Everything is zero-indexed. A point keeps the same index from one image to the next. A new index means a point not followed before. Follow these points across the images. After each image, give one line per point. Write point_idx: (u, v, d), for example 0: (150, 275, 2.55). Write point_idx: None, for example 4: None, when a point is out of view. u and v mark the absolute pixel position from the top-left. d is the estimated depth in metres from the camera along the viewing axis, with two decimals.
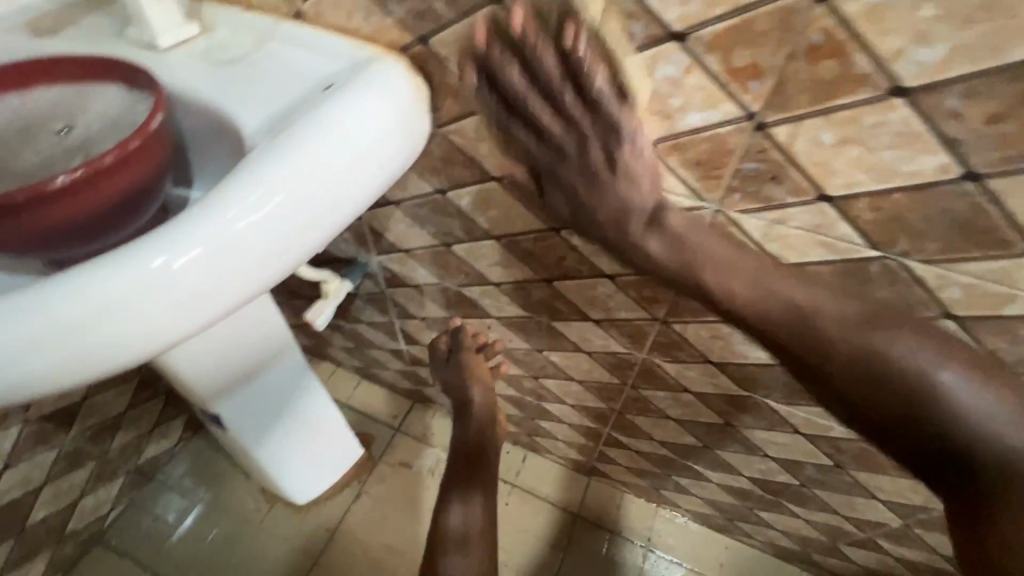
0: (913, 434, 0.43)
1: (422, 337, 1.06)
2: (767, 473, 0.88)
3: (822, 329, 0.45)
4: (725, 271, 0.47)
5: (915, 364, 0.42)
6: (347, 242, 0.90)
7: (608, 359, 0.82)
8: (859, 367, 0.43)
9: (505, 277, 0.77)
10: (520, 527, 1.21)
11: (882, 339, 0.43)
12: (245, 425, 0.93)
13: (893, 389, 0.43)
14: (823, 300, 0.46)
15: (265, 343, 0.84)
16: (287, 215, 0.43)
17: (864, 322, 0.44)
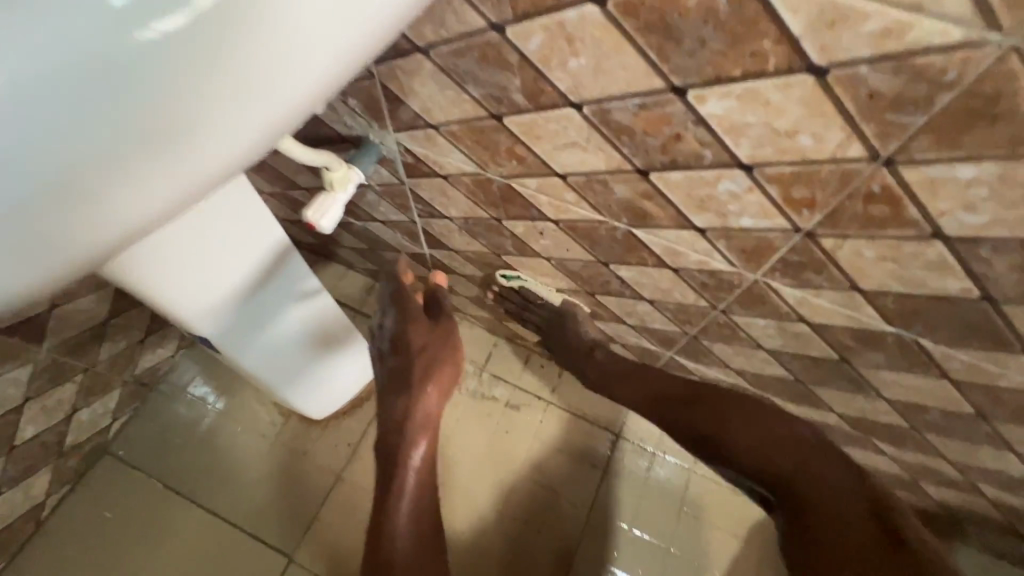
0: (736, 470, 0.66)
1: (450, 240, 0.87)
2: (868, 412, 0.74)
3: (666, 395, 0.72)
4: (618, 378, 0.79)
5: (714, 422, 0.66)
6: (354, 115, 0.67)
7: (699, 279, 0.64)
8: (727, 455, 0.65)
9: (575, 166, 0.56)
10: (556, 445, 1.12)
11: (700, 407, 0.68)
12: (238, 336, 0.78)
13: (708, 442, 0.66)
14: (695, 414, 0.68)
15: (248, 233, 0.67)
16: (233, 34, 0.23)
17: (694, 396, 0.70)
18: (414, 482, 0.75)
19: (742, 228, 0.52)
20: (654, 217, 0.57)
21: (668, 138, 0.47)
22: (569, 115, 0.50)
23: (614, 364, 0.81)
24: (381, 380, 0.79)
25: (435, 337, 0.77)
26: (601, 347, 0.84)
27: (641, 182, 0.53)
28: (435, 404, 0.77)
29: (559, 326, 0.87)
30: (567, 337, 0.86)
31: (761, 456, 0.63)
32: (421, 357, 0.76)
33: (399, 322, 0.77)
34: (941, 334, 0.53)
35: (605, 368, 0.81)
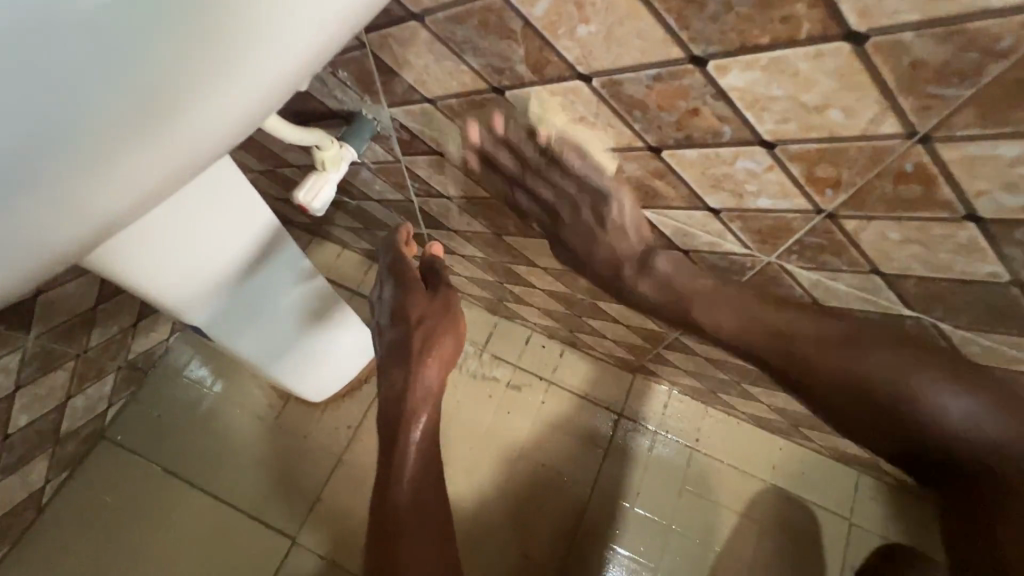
0: (894, 424, 0.53)
1: (449, 220, 0.84)
2: None
3: (807, 353, 0.54)
4: (712, 311, 0.58)
5: (915, 385, 0.50)
6: (345, 88, 0.63)
7: (710, 262, 0.61)
8: (850, 388, 0.53)
9: (582, 144, 0.52)
10: (558, 425, 1.11)
11: (856, 356, 0.52)
12: (230, 319, 0.77)
13: (872, 396, 0.52)
14: (800, 318, 0.55)
15: (231, 221, 0.64)
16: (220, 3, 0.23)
17: (853, 343, 0.53)
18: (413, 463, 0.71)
19: (760, 209, 0.49)
20: (665, 197, 0.54)
21: (684, 113, 0.43)
22: (577, 87, 0.46)
23: (683, 276, 0.59)
24: (381, 355, 0.76)
25: (434, 308, 0.72)
26: (658, 256, 0.59)
27: (652, 160, 0.50)
28: (435, 377, 0.73)
29: (589, 235, 0.59)
30: (599, 254, 0.60)
31: (921, 410, 0.51)
32: (417, 329, 0.72)
33: (398, 292, 0.73)
34: (964, 318, 0.51)
35: (671, 283, 0.59)
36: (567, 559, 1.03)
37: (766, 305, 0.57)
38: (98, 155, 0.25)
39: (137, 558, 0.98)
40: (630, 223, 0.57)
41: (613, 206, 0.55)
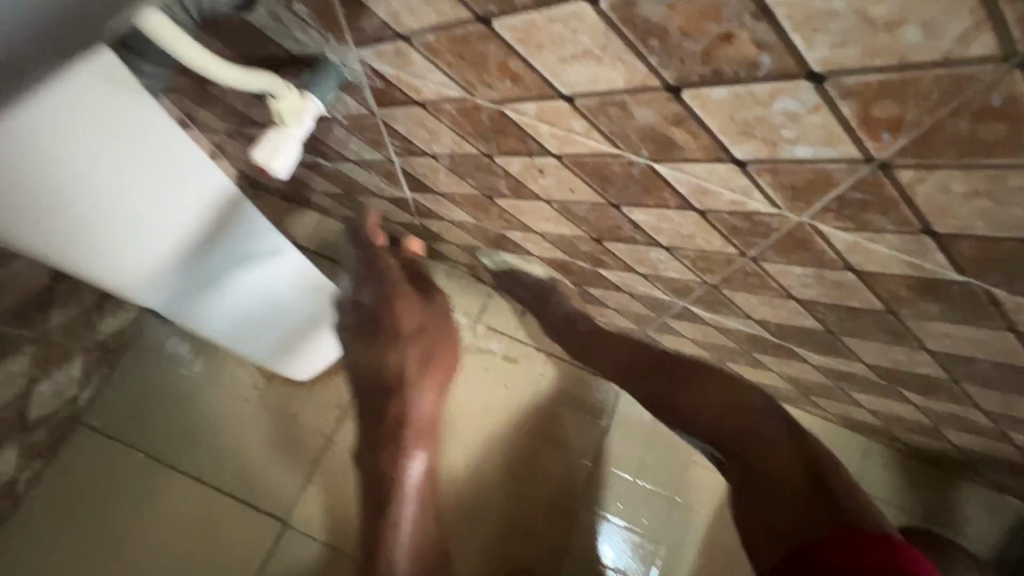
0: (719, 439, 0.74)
1: (435, 183, 0.76)
2: (904, 363, 0.68)
3: (682, 402, 0.78)
4: (617, 364, 0.90)
5: (726, 431, 0.73)
6: (304, 25, 0.53)
7: (729, 224, 0.54)
8: (691, 420, 0.77)
9: (586, 86, 0.44)
10: (557, 400, 1.06)
11: (701, 386, 0.77)
12: (189, 293, 0.70)
13: (706, 424, 0.75)
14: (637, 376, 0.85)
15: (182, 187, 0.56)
16: None
17: (676, 381, 0.80)
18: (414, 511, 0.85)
19: (795, 160, 0.42)
20: (682, 150, 0.46)
21: (714, 41, 0.35)
22: (580, 12, 0.38)
23: (607, 346, 0.90)
24: (366, 375, 0.86)
25: (420, 318, 0.84)
26: (582, 320, 0.94)
27: (669, 104, 0.42)
28: (428, 406, 0.86)
29: (548, 302, 0.96)
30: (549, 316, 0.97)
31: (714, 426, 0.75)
32: (411, 337, 0.83)
33: (377, 308, 0.81)
34: (1021, 284, 0.45)
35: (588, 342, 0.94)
36: (569, 536, 1.00)
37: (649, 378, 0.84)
38: None
39: (122, 546, 0.94)
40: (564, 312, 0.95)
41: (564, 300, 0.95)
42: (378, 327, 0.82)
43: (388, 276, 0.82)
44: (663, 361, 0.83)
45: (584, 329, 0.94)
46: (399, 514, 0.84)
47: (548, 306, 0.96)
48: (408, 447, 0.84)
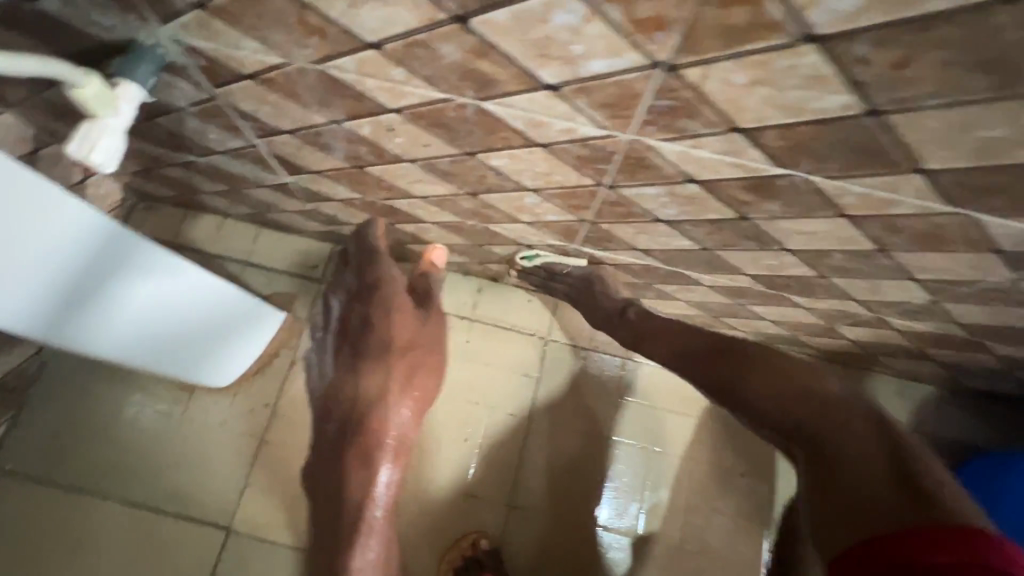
0: (748, 406, 0.56)
1: (304, 161, 0.74)
2: (778, 268, 0.71)
3: (701, 361, 0.63)
4: (655, 340, 0.72)
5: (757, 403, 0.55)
6: (101, 7, 0.50)
7: (576, 153, 0.55)
8: (743, 404, 0.57)
9: (385, 28, 0.43)
10: (487, 363, 1.07)
11: (727, 360, 0.60)
12: (104, 326, 0.71)
13: (728, 395, 0.59)
14: (695, 340, 0.66)
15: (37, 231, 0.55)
16: None
17: (742, 367, 0.58)
18: (379, 540, 0.65)
19: (596, 73, 0.42)
20: (499, 81, 0.46)
21: None
22: None
23: (647, 323, 0.75)
24: (336, 373, 0.70)
25: (411, 342, 0.68)
26: (634, 307, 0.80)
27: (465, 36, 0.42)
28: (410, 421, 0.68)
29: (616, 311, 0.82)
30: (598, 305, 0.85)
31: (763, 395, 0.55)
32: (402, 356, 0.67)
33: (364, 307, 0.69)
34: (828, 167, 0.47)
35: (648, 318, 0.75)
36: (514, 492, 1.02)
37: (690, 333, 0.68)
38: None
39: None
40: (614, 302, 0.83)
41: (603, 284, 0.87)
42: (363, 345, 0.68)
43: (387, 283, 0.68)
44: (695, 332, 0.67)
45: (623, 338, 0.79)
46: (364, 541, 0.63)
47: (581, 287, 0.89)
48: (375, 467, 0.64)
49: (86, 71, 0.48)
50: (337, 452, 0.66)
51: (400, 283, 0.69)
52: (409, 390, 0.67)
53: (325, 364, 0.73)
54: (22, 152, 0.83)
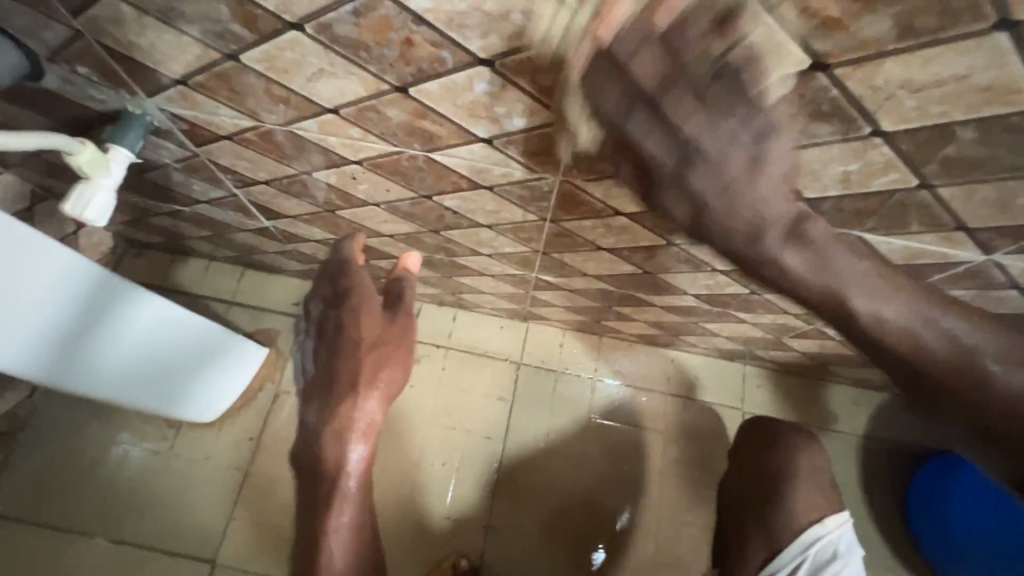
0: (905, 362, 0.42)
1: (281, 207, 0.81)
2: (715, 288, 0.78)
3: (853, 293, 0.41)
4: (826, 271, 0.41)
5: (921, 333, 0.41)
6: (95, 84, 0.57)
7: (517, 193, 0.62)
8: (945, 378, 0.42)
9: (340, 97, 0.51)
10: (463, 388, 1.12)
11: (888, 295, 0.41)
12: (88, 363, 0.75)
13: (893, 345, 0.42)
14: (893, 298, 0.41)
15: (27, 275, 0.61)
16: None
17: (965, 333, 0.41)
18: (352, 514, 0.66)
19: (520, 128, 0.50)
20: (441, 137, 0.54)
21: (402, 45, 0.43)
22: (301, 37, 0.45)
23: (841, 258, 0.41)
24: (313, 368, 0.69)
25: (378, 344, 0.65)
26: (812, 220, 0.40)
27: (406, 102, 0.50)
28: (380, 410, 0.67)
29: (735, 192, 0.36)
30: (737, 221, 0.38)
31: (986, 383, 0.41)
32: (367, 354, 0.65)
33: (334, 309, 0.65)
34: None
35: (831, 262, 0.40)
36: (491, 512, 1.05)
37: (887, 277, 0.41)
38: None
39: None
40: (781, 152, 0.36)
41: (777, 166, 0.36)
42: (335, 344, 0.66)
43: (353, 285, 0.65)
44: (866, 253, 0.43)
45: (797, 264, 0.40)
46: (338, 519, 0.65)
47: (721, 172, 0.35)
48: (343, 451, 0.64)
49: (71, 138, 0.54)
50: (313, 447, 0.66)
51: (366, 279, 0.65)
52: (379, 386, 0.66)
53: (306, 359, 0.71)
54: (19, 208, 0.89)
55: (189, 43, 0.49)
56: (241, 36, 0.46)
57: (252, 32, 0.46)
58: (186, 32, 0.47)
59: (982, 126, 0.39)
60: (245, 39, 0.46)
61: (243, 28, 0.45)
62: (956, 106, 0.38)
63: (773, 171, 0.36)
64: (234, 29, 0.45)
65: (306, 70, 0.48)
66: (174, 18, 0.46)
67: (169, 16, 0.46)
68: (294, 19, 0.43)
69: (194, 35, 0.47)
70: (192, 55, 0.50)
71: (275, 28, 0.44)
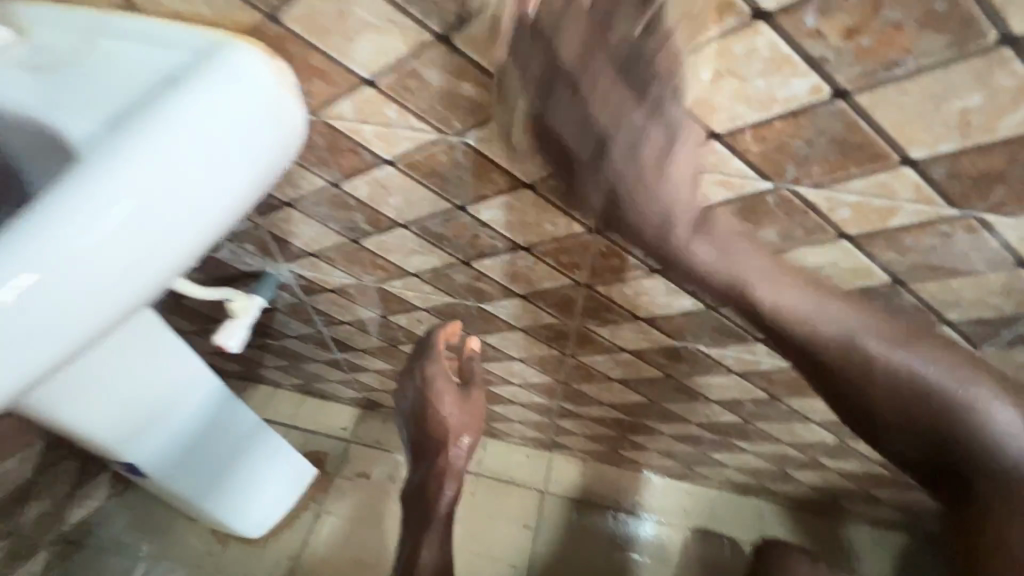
0: (915, 413, 0.53)
1: (355, 341, 1.02)
2: (712, 416, 0.91)
3: (825, 331, 0.52)
4: (753, 270, 0.51)
5: (933, 377, 0.52)
6: (251, 255, 0.83)
7: (544, 333, 0.81)
8: (881, 381, 0.52)
9: (423, 265, 0.74)
10: (489, 516, 1.19)
11: (890, 350, 0.52)
12: (190, 468, 0.90)
13: (874, 381, 0.52)
14: (835, 312, 0.52)
15: (175, 387, 0.79)
16: (225, 130, 0.46)
17: (900, 341, 0.52)
18: (441, 534, 0.75)
19: (548, 288, 0.71)
20: (490, 292, 0.75)
21: (471, 238, 0.66)
22: (404, 231, 0.69)
23: (733, 240, 0.51)
24: (410, 432, 0.77)
25: (463, 416, 0.74)
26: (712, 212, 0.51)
27: (469, 269, 0.72)
28: (464, 460, 0.76)
29: (654, 175, 0.45)
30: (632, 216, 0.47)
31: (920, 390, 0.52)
32: (449, 423, 0.74)
33: (420, 394, 0.73)
34: (705, 340, 0.72)
35: (731, 251, 0.50)
36: None
37: (803, 282, 0.53)
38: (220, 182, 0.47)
39: None
40: (681, 175, 0.47)
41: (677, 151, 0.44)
42: (422, 414, 0.74)
43: (432, 380, 0.72)
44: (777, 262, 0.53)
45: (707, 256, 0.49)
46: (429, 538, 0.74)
47: (639, 154, 0.43)
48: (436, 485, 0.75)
49: (223, 286, 0.79)
50: (421, 496, 0.76)
51: (444, 370, 0.73)
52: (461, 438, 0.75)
53: (403, 419, 0.78)
54: None
55: (328, 232, 0.74)
56: (365, 228, 0.71)
57: (372, 227, 0.70)
58: (330, 226, 0.73)
59: (862, 293, 0.57)
60: (368, 231, 0.71)
61: (368, 225, 0.70)
62: (838, 280, 0.57)
63: (678, 167, 0.46)
64: (362, 225, 0.70)
65: (403, 248, 0.72)
66: (324, 219, 0.71)
67: (320, 217, 0.71)
68: (403, 221, 0.67)
69: (334, 227, 0.73)
70: (327, 238, 0.75)
71: (389, 225, 0.69)
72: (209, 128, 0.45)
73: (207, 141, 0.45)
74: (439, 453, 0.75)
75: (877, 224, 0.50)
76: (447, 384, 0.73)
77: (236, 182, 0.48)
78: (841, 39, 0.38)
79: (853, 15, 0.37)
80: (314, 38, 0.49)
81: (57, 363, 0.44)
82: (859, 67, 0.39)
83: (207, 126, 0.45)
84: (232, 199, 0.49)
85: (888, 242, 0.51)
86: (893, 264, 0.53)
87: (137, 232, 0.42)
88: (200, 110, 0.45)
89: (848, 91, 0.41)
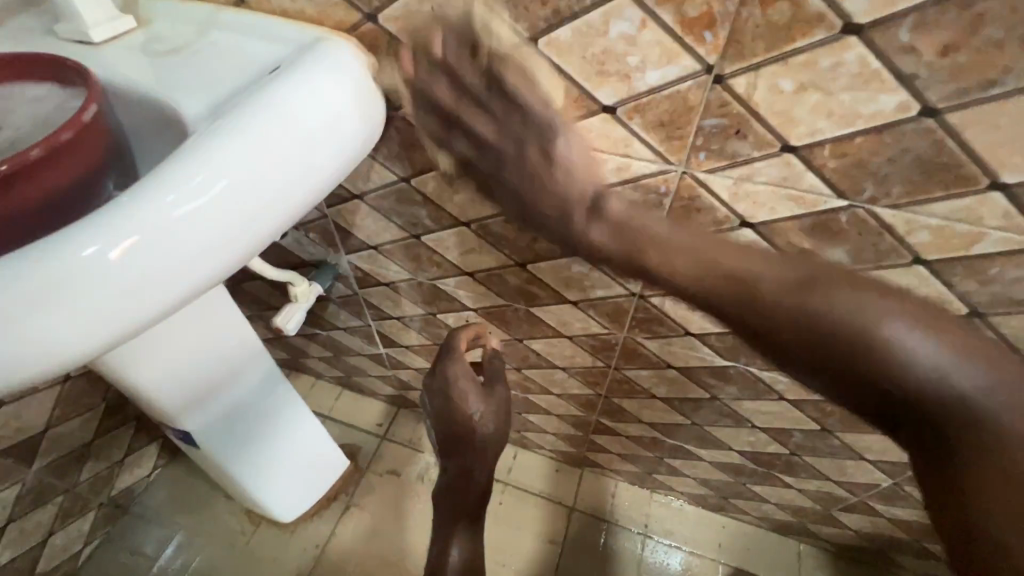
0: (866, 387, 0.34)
1: (401, 338, 1.04)
2: (756, 445, 0.88)
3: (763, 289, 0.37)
4: (666, 247, 0.40)
5: (887, 336, 0.33)
6: (313, 244, 0.88)
7: (590, 342, 0.81)
8: (811, 335, 0.35)
9: (477, 264, 0.76)
10: (513, 527, 1.18)
11: (850, 298, 0.35)
12: (234, 443, 0.93)
13: (839, 360, 0.34)
14: (761, 262, 0.38)
15: (232, 363, 0.83)
16: (321, 119, 0.48)
17: (808, 287, 0.36)
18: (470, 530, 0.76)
19: (600, 297, 0.71)
20: (541, 296, 0.76)
21: (529, 239, 0.68)
22: (464, 229, 0.71)
23: (641, 218, 0.42)
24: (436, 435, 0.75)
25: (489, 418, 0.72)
26: (609, 197, 0.43)
27: (522, 271, 0.73)
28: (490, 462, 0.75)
29: (537, 177, 0.42)
30: (548, 195, 0.42)
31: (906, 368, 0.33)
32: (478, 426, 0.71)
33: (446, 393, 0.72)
34: (759, 362, 0.70)
35: (628, 226, 0.42)
36: None
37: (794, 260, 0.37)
38: (310, 168, 0.49)
39: None
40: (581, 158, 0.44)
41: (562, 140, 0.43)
42: (448, 415, 0.72)
43: (456, 379, 0.71)
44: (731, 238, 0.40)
45: (604, 240, 0.42)
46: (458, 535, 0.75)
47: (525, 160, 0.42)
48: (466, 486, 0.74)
49: (288, 271, 0.83)
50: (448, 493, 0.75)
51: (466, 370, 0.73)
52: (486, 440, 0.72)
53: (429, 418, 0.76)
54: None
55: (390, 226, 0.77)
56: (426, 224, 0.73)
57: (434, 223, 0.73)
58: (392, 221, 0.76)
59: None
60: (429, 227, 0.73)
61: (429, 221, 0.73)
62: None
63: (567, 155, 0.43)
64: (423, 221, 0.73)
65: (461, 246, 0.74)
66: (388, 212, 0.74)
67: (384, 210, 0.74)
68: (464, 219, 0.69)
69: (397, 221, 0.75)
70: (387, 232, 0.78)
71: (450, 222, 0.71)
72: (306, 116, 0.47)
73: (302, 127, 0.47)
74: (463, 454, 0.73)
75: (958, 250, 0.48)
76: (470, 384, 0.72)
77: (324, 170, 0.50)
78: (936, 55, 0.38)
79: (951, 31, 0.36)
80: (405, 38, 0.53)
81: (130, 333, 0.44)
82: (953, 85, 0.39)
83: (304, 113, 0.47)
84: (318, 186, 0.51)
85: (969, 270, 0.49)
86: (973, 295, 0.51)
87: (228, 205, 0.44)
88: (300, 98, 0.47)
89: (939, 109, 0.40)
